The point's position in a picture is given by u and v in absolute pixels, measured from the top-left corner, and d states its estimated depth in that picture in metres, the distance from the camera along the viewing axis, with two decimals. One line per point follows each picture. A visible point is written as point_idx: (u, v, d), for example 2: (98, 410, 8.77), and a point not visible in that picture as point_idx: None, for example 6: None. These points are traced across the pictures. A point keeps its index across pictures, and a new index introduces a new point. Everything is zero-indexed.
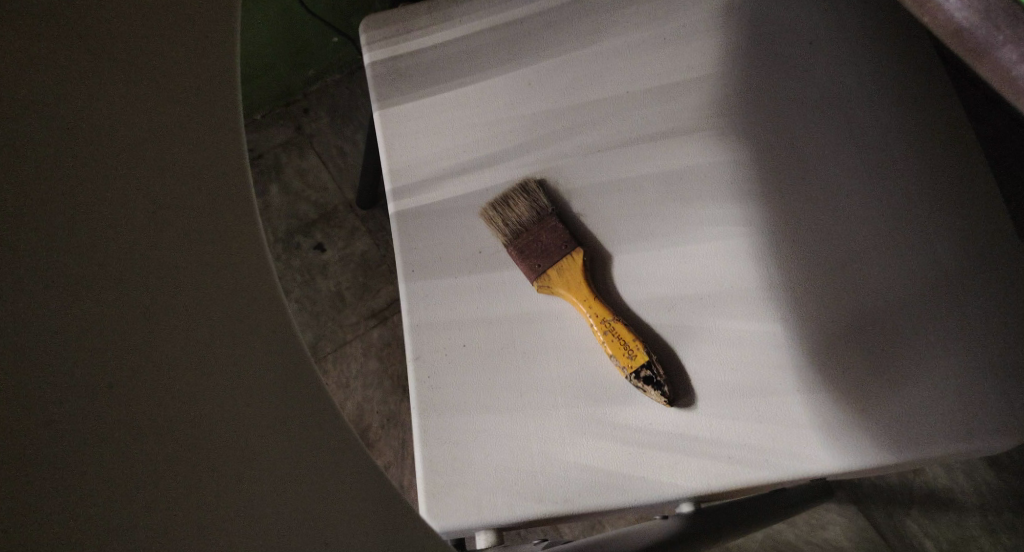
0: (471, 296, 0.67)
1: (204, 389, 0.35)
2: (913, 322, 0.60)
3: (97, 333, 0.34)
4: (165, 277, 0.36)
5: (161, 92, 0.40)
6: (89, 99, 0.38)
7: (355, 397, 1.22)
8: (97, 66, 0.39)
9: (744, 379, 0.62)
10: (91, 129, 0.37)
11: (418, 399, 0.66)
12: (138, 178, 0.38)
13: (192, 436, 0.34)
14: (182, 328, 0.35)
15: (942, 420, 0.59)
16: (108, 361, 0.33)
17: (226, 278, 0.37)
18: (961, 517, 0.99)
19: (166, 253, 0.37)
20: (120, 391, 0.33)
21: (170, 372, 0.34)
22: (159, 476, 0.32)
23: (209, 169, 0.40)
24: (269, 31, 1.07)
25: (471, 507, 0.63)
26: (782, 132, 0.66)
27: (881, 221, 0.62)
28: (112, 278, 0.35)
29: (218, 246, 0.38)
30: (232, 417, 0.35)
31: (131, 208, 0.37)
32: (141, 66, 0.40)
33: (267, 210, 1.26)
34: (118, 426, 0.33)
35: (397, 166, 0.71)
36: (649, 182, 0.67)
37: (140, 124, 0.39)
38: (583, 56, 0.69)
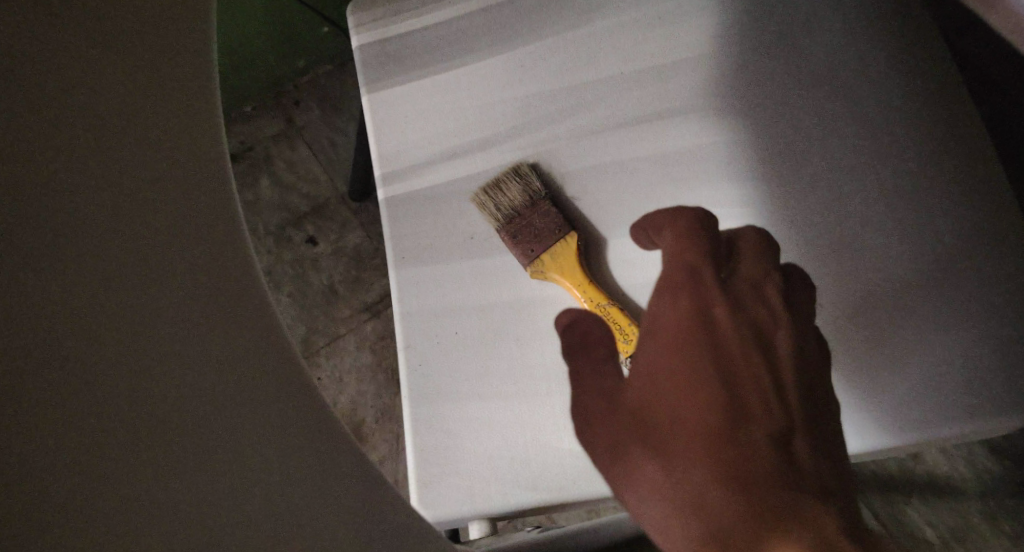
0: (463, 282, 0.66)
1: (189, 365, 0.37)
2: (911, 305, 0.59)
3: (93, 308, 0.36)
4: (152, 260, 0.39)
5: (146, 87, 0.43)
6: (83, 91, 0.41)
7: (348, 391, 1.20)
8: (90, 58, 0.41)
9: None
10: (86, 120, 0.40)
11: (409, 386, 0.65)
12: (130, 167, 0.40)
13: (178, 406, 0.36)
14: (168, 307, 0.38)
15: (935, 403, 0.59)
16: (102, 334, 0.36)
17: (209, 264, 0.41)
18: (960, 504, 0.98)
19: (153, 239, 0.40)
20: (113, 361, 0.36)
21: (157, 346, 0.37)
22: (147, 441, 0.35)
23: (192, 159, 0.43)
24: (260, 20, 1.06)
25: (464, 496, 0.62)
26: (777, 110, 0.65)
27: (884, 202, 0.60)
28: (105, 259, 0.38)
29: (202, 233, 0.41)
30: (214, 391, 0.38)
31: (122, 196, 0.40)
32: (130, 61, 0.43)
33: (257, 203, 1.25)
34: (112, 392, 0.35)
35: (386, 151, 0.70)
36: (644, 164, 0.66)
37: (128, 117, 0.42)
38: (576, 37, 0.68)
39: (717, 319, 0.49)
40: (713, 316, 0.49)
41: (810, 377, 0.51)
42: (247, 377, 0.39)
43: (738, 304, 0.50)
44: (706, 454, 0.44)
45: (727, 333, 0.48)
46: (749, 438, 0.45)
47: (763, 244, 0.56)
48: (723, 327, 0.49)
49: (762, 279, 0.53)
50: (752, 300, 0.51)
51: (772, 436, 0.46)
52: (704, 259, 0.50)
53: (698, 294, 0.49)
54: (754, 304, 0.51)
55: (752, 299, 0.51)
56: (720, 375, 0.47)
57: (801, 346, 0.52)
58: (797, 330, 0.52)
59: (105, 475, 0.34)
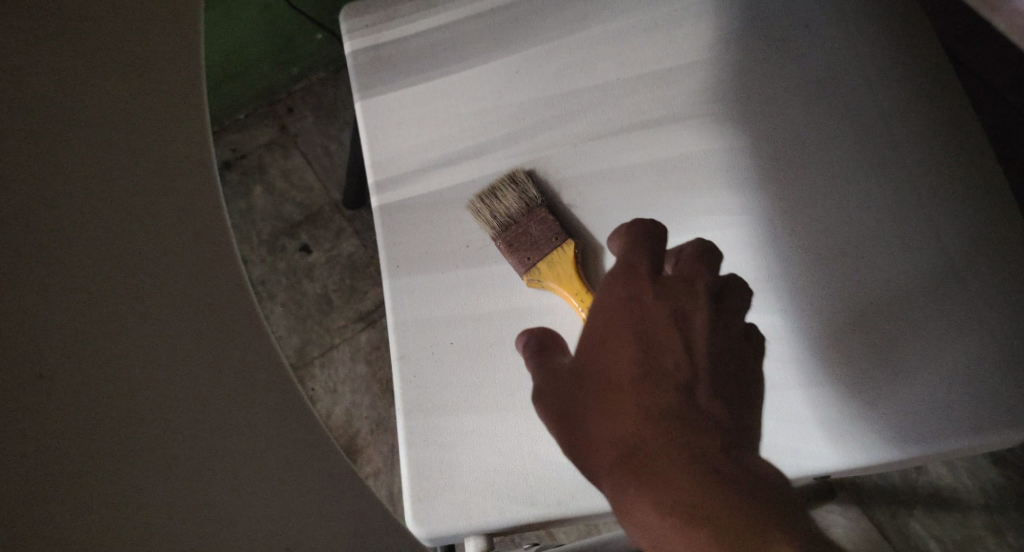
0: (459, 292, 0.65)
1: (199, 411, 0.43)
2: (916, 314, 0.58)
3: (108, 364, 0.42)
4: (165, 316, 0.45)
5: (159, 154, 0.49)
6: (81, 167, 0.45)
7: (343, 402, 1.19)
8: (78, 141, 0.46)
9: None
10: (105, 191, 0.46)
11: (403, 398, 0.63)
12: (144, 229, 0.46)
13: (186, 447, 0.42)
14: (172, 359, 0.44)
15: (940, 418, 0.57)
16: (118, 382, 0.42)
17: (213, 314, 0.46)
18: (965, 516, 0.95)
19: (168, 296, 0.45)
20: (126, 410, 0.41)
21: (165, 394, 0.43)
22: (163, 477, 0.41)
23: (199, 217, 0.48)
24: (254, 28, 1.05)
25: (459, 511, 0.60)
26: (776, 116, 0.63)
27: (890, 207, 0.60)
28: (120, 322, 0.43)
29: (206, 290, 0.47)
30: (220, 432, 0.44)
31: (134, 259, 0.45)
32: (135, 136, 0.48)
33: (251, 212, 1.24)
34: (130, 434, 0.41)
35: (379, 158, 0.69)
36: (642, 171, 0.65)
37: (142, 183, 0.47)
38: (571, 43, 0.67)
39: (647, 315, 0.46)
40: (643, 310, 0.46)
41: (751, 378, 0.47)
42: (255, 416, 0.45)
43: (672, 298, 0.47)
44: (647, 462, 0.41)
45: (658, 330, 0.46)
46: (694, 431, 0.42)
47: (706, 255, 0.50)
48: (656, 322, 0.46)
49: (700, 278, 0.49)
50: (687, 295, 0.47)
51: (716, 431, 0.42)
52: (643, 250, 0.47)
53: (629, 287, 0.46)
54: (690, 301, 0.47)
55: (688, 296, 0.47)
56: (649, 371, 0.44)
57: (741, 351, 0.48)
58: (735, 331, 0.48)
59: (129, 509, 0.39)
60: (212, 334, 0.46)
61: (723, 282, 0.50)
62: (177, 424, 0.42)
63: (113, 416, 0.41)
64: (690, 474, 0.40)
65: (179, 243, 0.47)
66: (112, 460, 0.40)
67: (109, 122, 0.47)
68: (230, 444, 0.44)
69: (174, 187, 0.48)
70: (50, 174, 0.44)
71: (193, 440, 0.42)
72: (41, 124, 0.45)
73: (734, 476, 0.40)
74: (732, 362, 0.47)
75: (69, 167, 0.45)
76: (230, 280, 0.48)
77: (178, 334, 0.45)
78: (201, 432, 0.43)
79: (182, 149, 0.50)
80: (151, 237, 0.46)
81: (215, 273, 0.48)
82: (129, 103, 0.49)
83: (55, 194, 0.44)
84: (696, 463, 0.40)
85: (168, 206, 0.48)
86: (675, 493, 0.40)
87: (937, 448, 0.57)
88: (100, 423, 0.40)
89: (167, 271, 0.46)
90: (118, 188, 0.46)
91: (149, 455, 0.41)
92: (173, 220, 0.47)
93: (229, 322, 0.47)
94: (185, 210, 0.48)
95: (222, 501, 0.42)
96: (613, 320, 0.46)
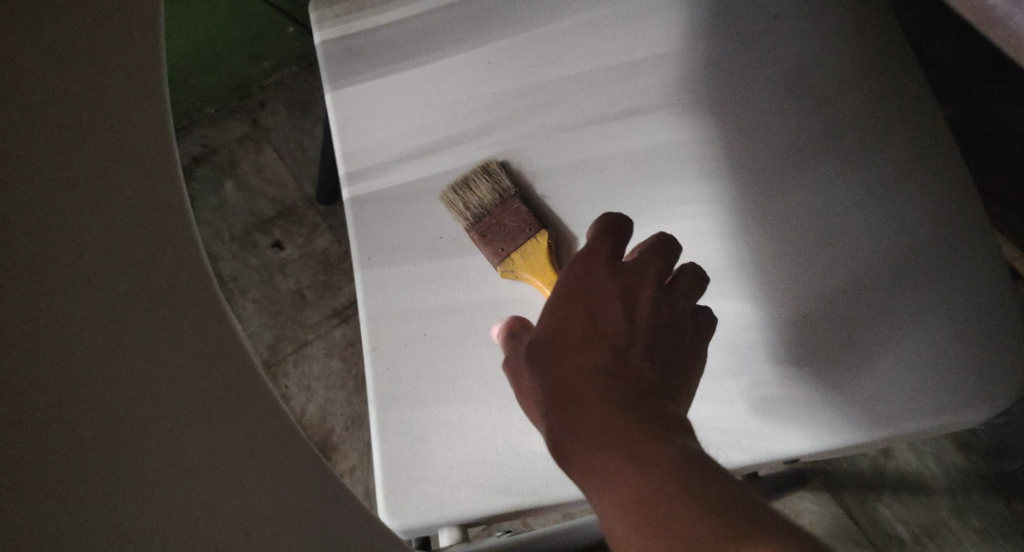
0: (432, 283, 0.64)
1: (186, 408, 0.39)
2: (885, 297, 0.58)
3: (82, 362, 0.38)
4: (144, 306, 0.40)
5: (121, 121, 0.43)
6: (44, 139, 0.41)
7: (318, 399, 1.18)
8: (38, 109, 0.41)
9: (728, 368, 0.60)
10: (72, 169, 0.41)
11: (376, 391, 0.63)
12: (114, 211, 0.42)
13: (176, 450, 0.38)
14: (153, 353, 0.40)
15: (902, 401, 0.57)
16: (94, 382, 0.37)
17: (193, 301, 0.42)
18: (931, 499, 0.96)
19: (145, 284, 0.41)
20: (106, 411, 0.37)
21: (149, 393, 0.38)
22: (151, 483, 0.36)
23: (168, 194, 0.44)
24: (224, 21, 1.04)
25: (434, 503, 0.60)
26: (745, 104, 0.64)
27: (856, 192, 0.60)
28: (98, 315, 0.39)
29: (181, 275, 0.43)
30: (211, 431, 0.39)
31: (106, 245, 0.41)
32: (95, 100, 0.43)
33: (222, 207, 1.22)
34: (110, 438, 0.37)
35: (351, 149, 0.68)
36: (615, 161, 0.65)
37: (106, 158, 0.42)
38: (542, 33, 0.67)
39: (596, 289, 0.54)
40: (594, 284, 0.54)
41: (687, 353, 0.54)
42: (248, 413, 0.41)
43: (622, 277, 0.54)
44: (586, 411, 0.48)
45: (603, 301, 0.54)
46: (623, 387, 0.49)
47: (669, 240, 0.57)
48: (605, 296, 0.54)
49: (654, 262, 0.56)
50: (635, 275, 0.55)
51: (641, 386, 0.50)
52: (601, 239, 0.55)
53: (584, 265, 0.55)
54: (638, 280, 0.55)
55: (636, 276, 0.55)
56: (592, 332, 0.52)
57: (682, 329, 0.55)
58: (682, 310, 0.56)
59: (119, 521, 0.35)
60: (183, 325, 0.41)
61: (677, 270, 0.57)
62: (145, 422, 0.38)
63: (70, 419, 0.36)
64: (619, 421, 0.47)
65: (144, 226, 0.42)
66: (70, 470, 0.35)
67: (66, 84, 0.42)
68: (209, 441, 0.39)
69: (138, 163, 0.43)
70: (13, 148, 0.40)
71: (165, 440, 0.38)
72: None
73: (651, 419, 0.47)
74: (670, 337, 0.54)
75: (29, 138, 0.40)
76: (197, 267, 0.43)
77: (148, 323, 0.40)
78: (176, 431, 0.38)
79: (142, 117, 0.44)
80: (123, 219, 0.42)
81: (181, 261, 0.43)
82: (84, 60, 0.43)
83: (18, 169, 0.39)
84: (626, 413, 0.47)
85: (133, 180, 0.43)
86: (599, 431, 0.47)
87: (898, 430, 0.57)
88: (70, 426, 0.36)
89: (137, 255, 0.42)
90: (75, 162, 0.41)
91: (127, 459, 0.37)
92: (138, 201, 0.43)
93: (202, 313, 0.42)
94: (148, 186, 0.43)
95: (205, 509, 0.37)
96: (567, 290, 0.54)
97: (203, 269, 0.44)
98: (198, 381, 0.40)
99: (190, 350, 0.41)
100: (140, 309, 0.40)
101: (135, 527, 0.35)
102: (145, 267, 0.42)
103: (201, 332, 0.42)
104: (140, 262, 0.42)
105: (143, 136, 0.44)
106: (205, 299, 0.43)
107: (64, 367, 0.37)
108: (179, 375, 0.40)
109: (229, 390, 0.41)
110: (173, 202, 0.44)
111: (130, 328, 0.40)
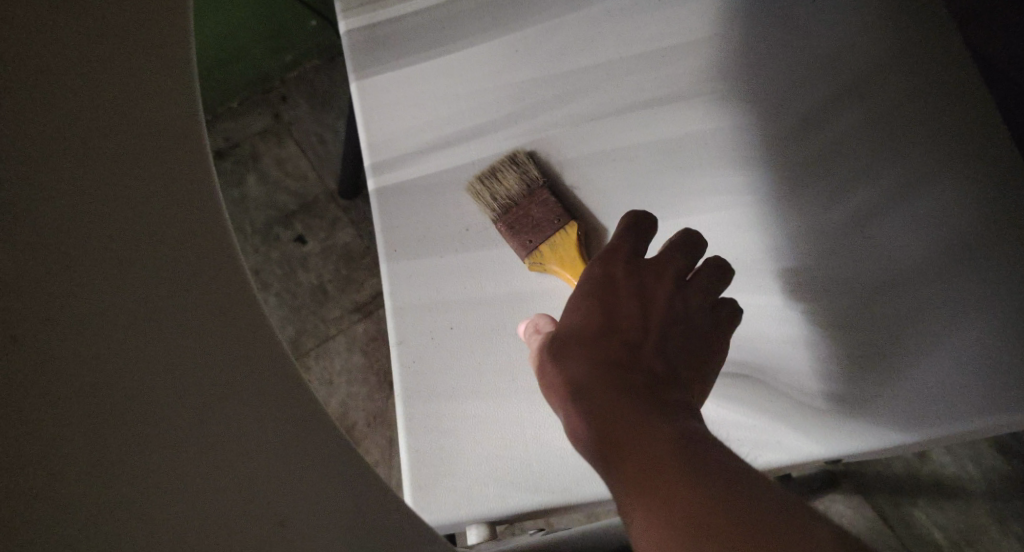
0: (459, 275, 0.63)
1: (214, 401, 0.38)
2: (934, 290, 0.55)
3: (113, 351, 0.37)
4: (172, 294, 0.39)
5: (149, 106, 0.42)
6: (78, 128, 0.40)
7: (338, 394, 1.17)
8: (71, 97, 0.40)
9: (755, 366, 0.60)
10: (102, 157, 0.40)
11: (402, 384, 0.62)
12: (142, 197, 0.41)
13: (203, 443, 0.37)
14: (180, 342, 0.38)
15: (952, 400, 0.54)
16: (125, 372, 0.36)
17: (220, 288, 0.41)
18: (968, 504, 0.93)
19: (174, 271, 0.40)
20: (136, 402, 0.36)
21: (177, 383, 0.37)
22: (180, 477, 0.36)
23: (195, 177, 0.42)
24: (248, 14, 1.03)
25: (461, 499, 0.58)
26: (781, 92, 0.62)
27: (903, 177, 0.57)
28: (128, 303, 0.38)
29: (210, 258, 0.41)
30: (238, 424, 0.38)
31: (135, 232, 0.40)
32: (122, 86, 0.42)
33: (244, 200, 1.21)
34: (140, 430, 0.36)
35: (376, 140, 0.67)
36: (645, 151, 0.63)
37: (134, 144, 0.41)
38: (571, 20, 0.66)
39: (613, 286, 0.56)
40: (612, 281, 0.56)
41: (702, 350, 0.55)
42: (275, 405, 0.39)
43: (639, 275, 0.57)
44: (601, 395, 0.48)
45: (619, 296, 0.55)
46: (636, 374, 0.50)
47: (692, 238, 0.59)
48: (622, 292, 0.56)
49: (671, 261, 0.58)
50: (651, 274, 0.57)
51: (654, 375, 0.50)
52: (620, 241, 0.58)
53: (604, 264, 0.57)
54: (654, 278, 0.57)
55: (653, 274, 0.57)
56: (608, 324, 0.54)
57: (697, 327, 0.56)
58: (697, 308, 0.57)
59: (149, 514, 0.34)
60: (208, 313, 0.40)
61: (694, 270, 0.59)
62: (167, 411, 0.37)
63: (105, 410, 0.35)
64: (631, 403, 0.47)
65: (168, 212, 0.41)
66: (105, 461, 0.35)
67: (88, 69, 0.41)
68: (240, 433, 0.38)
69: (166, 148, 0.42)
70: (49, 137, 0.39)
71: (188, 431, 0.37)
72: (33, 77, 0.40)
73: (661, 402, 0.47)
74: (684, 334, 0.56)
75: (64, 126, 0.40)
76: (224, 252, 0.41)
77: (174, 312, 0.39)
78: (205, 424, 0.37)
79: (168, 101, 0.43)
80: (153, 205, 0.41)
81: (207, 245, 0.41)
82: (108, 45, 0.42)
83: (54, 157, 0.39)
84: (638, 397, 0.48)
85: (155, 166, 0.41)
86: (612, 413, 0.47)
87: (946, 431, 0.54)
88: (104, 416, 0.35)
89: (164, 241, 0.40)
90: (105, 149, 0.40)
91: (156, 452, 0.36)
92: (162, 185, 0.41)
93: (226, 299, 0.40)
94: (175, 171, 0.42)
95: (227, 500, 0.36)
96: (586, 286, 0.56)
97: (231, 254, 0.42)
98: (222, 371, 0.39)
99: (218, 337, 0.39)
100: (162, 295, 0.39)
101: (156, 517, 0.34)
102: (172, 252, 0.40)
103: (229, 319, 0.40)
104: (164, 247, 0.40)
105: (167, 119, 0.43)
106: (234, 286, 0.41)
107: (82, 355, 0.36)
108: (201, 363, 0.38)
109: (255, 381, 0.39)
110: (200, 186, 0.42)
111: (153, 315, 0.38)
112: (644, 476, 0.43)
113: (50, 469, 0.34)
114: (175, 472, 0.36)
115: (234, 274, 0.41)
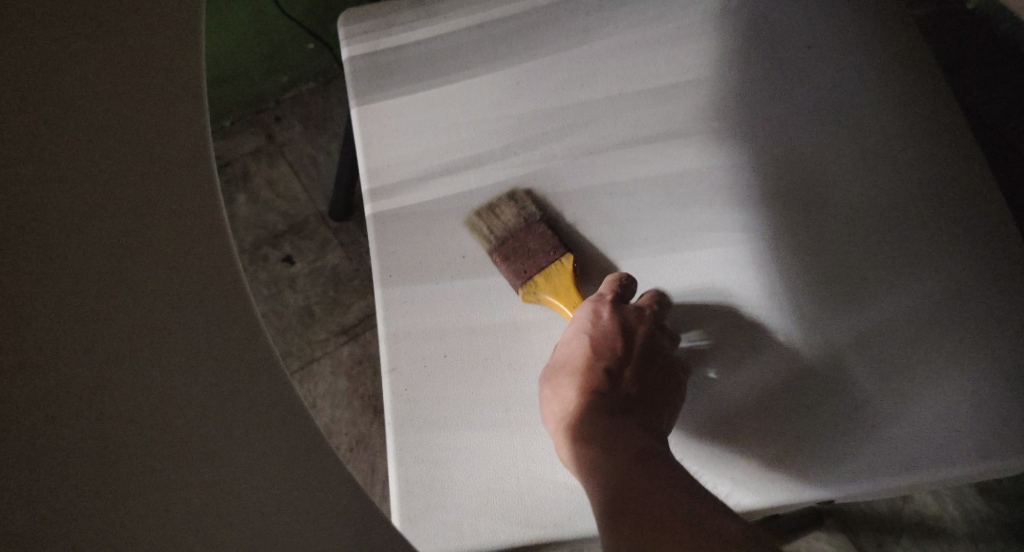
0: (455, 303, 0.63)
1: (208, 421, 0.38)
2: (930, 332, 0.55)
3: (111, 369, 0.37)
4: (170, 312, 0.39)
5: (156, 125, 0.43)
6: (83, 145, 0.40)
7: (322, 417, 1.15)
8: (77, 114, 0.41)
9: (717, 396, 0.60)
10: (106, 176, 0.40)
11: (394, 414, 0.61)
12: (142, 219, 0.41)
13: (198, 462, 0.37)
14: (176, 362, 0.38)
15: (945, 445, 0.53)
16: (123, 392, 0.37)
17: (216, 310, 0.40)
18: (952, 545, 0.92)
19: (173, 290, 0.40)
20: (132, 420, 0.36)
21: (173, 404, 0.37)
22: (173, 494, 0.36)
23: (196, 197, 0.42)
24: (245, 36, 1.04)
25: (452, 532, 0.57)
26: (780, 132, 0.63)
27: (896, 218, 0.57)
28: (126, 322, 0.38)
29: (208, 279, 0.41)
30: (234, 443, 0.38)
31: (137, 251, 0.40)
32: (128, 106, 0.42)
33: (233, 220, 1.21)
34: (137, 448, 0.36)
35: (375, 165, 0.67)
36: (645, 186, 0.65)
37: (136, 164, 0.42)
38: (573, 56, 0.67)
39: (598, 325, 0.61)
40: (599, 321, 0.61)
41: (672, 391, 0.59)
42: (271, 431, 0.39)
43: (624, 316, 0.61)
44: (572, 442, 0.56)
45: (605, 334, 0.61)
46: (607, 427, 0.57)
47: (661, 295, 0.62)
48: (605, 334, 0.61)
49: (649, 305, 0.61)
50: (633, 312, 0.61)
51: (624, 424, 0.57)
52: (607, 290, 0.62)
53: (592, 305, 0.61)
54: (636, 317, 0.61)
55: (634, 316, 0.61)
56: (594, 360, 0.61)
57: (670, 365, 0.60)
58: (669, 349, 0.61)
59: (142, 531, 0.35)
60: (206, 334, 0.40)
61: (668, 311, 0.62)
62: (166, 438, 0.37)
63: (103, 429, 0.36)
64: (593, 456, 0.55)
65: (168, 233, 0.41)
66: (100, 480, 0.35)
67: (99, 87, 0.42)
68: (235, 452, 0.38)
69: (167, 169, 0.42)
70: (55, 153, 0.40)
71: (187, 451, 0.37)
72: (44, 92, 0.40)
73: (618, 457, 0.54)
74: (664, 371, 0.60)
75: (69, 143, 0.40)
76: (233, 276, 0.42)
77: (171, 332, 0.39)
78: (199, 444, 0.37)
79: (178, 123, 0.43)
80: (154, 225, 0.41)
81: (209, 269, 0.41)
82: (120, 65, 0.43)
83: (57, 177, 0.39)
84: (607, 453, 0.55)
85: (158, 187, 0.42)
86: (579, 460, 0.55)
87: (938, 474, 0.53)
88: (99, 435, 0.36)
89: (163, 259, 0.40)
90: (108, 168, 0.41)
91: (151, 472, 0.36)
92: (169, 207, 0.42)
93: (231, 322, 0.40)
94: (174, 191, 0.42)
95: (228, 525, 0.36)
96: (576, 322, 0.61)
97: (239, 275, 0.42)
98: (224, 398, 0.39)
99: (217, 360, 0.39)
100: (162, 323, 0.39)
101: (149, 537, 0.35)
102: (172, 272, 0.40)
103: (227, 343, 0.40)
104: (168, 273, 0.40)
105: (175, 140, 0.43)
106: (235, 306, 0.41)
107: (83, 373, 0.36)
108: (201, 383, 0.38)
109: (251, 403, 0.39)
110: (201, 208, 0.42)
111: (153, 342, 0.38)
112: (618, 504, 0.51)
113: (47, 487, 0.34)
114: (170, 498, 0.36)
115: (238, 296, 0.41)
